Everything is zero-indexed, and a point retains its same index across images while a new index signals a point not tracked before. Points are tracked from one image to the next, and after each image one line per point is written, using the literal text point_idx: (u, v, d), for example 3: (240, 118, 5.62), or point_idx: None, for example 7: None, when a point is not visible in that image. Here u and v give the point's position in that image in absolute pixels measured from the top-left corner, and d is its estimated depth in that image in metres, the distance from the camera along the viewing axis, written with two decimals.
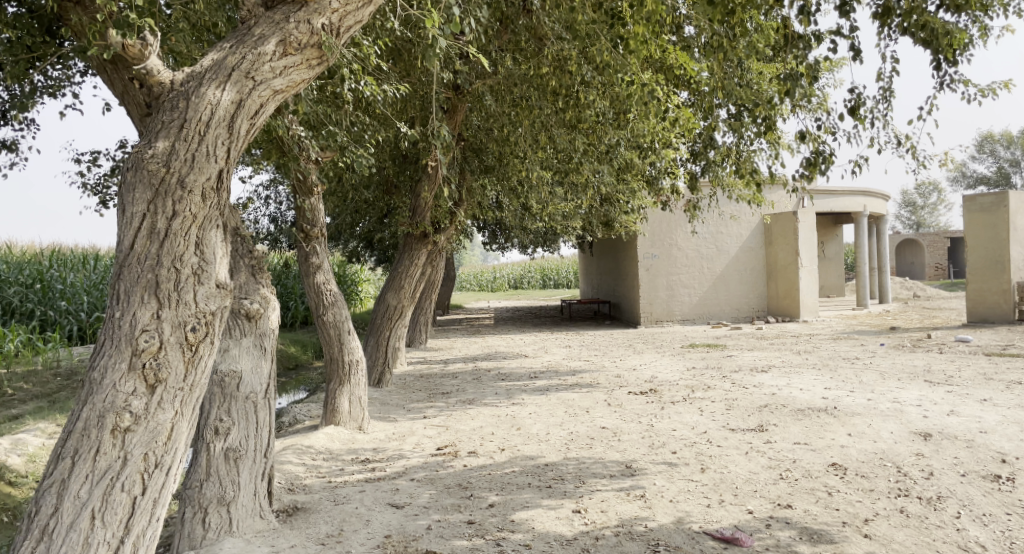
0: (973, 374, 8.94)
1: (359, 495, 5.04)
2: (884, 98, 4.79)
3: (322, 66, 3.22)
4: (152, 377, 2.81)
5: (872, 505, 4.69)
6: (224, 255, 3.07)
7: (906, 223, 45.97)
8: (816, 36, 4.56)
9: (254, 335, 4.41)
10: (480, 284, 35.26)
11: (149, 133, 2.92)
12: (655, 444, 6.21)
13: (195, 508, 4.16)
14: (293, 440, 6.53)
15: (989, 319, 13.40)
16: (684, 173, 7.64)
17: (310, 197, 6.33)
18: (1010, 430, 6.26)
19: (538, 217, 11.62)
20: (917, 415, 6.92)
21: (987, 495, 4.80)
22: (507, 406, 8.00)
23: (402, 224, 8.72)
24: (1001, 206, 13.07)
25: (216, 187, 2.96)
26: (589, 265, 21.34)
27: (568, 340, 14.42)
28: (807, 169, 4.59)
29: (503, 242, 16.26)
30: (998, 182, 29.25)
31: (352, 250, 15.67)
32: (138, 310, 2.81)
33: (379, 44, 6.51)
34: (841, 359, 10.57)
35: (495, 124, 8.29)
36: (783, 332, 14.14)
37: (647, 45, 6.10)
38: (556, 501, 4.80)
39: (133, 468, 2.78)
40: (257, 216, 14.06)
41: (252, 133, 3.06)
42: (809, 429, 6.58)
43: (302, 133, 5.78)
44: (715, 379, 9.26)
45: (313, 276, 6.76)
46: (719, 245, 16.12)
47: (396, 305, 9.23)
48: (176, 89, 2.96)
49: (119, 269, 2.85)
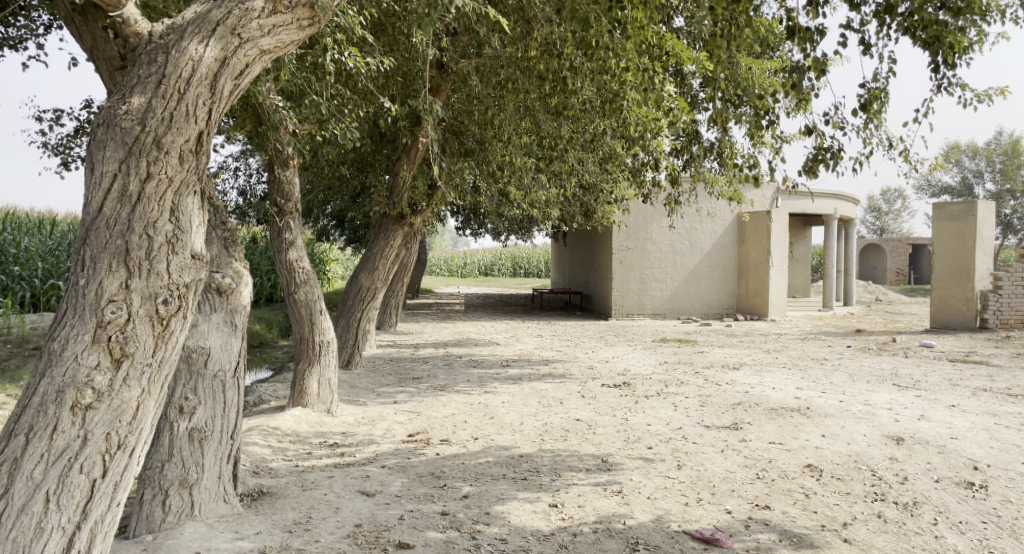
0: (939, 379, 9.03)
1: (328, 481, 4.86)
2: (880, 99, 4.59)
3: (312, 28, 3.04)
4: (118, 351, 2.59)
5: (850, 509, 4.65)
6: (201, 224, 2.85)
7: (870, 228, 46.72)
8: (819, 27, 4.37)
9: (225, 311, 4.19)
10: (450, 269, 35.19)
11: (123, 88, 2.68)
12: (630, 438, 6.11)
13: (155, 490, 3.91)
14: (258, 421, 6.30)
15: (951, 325, 13.61)
16: (667, 166, 7.52)
17: (286, 169, 6.10)
18: (981, 437, 6.30)
19: (516, 203, 11.46)
20: (888, 418, 6.94)
21: (961, 502, 4.79)
22: (480, 394, 7.84)
23: (379, 203, 8.47)
24: (970, 215, 13.20)
25: (195, 149, 2.74)
26: (562, 255, 21.26)
27: (540, 329, 14.30)
28: (810, 163, 4.49)
29: (476, 227, 16.06)
30: (961, 192, 29.77)
31: (322, 228, 15.35)
32: (105, 279, 2.59)
33: (364, 14, 6.24)
34: (811, 359, 10.62)
35: (478, 106, 8.10)
36: (753, 330, 14.23)
37: (644, 30, 5.92)
38: (532, 494, 4.68)
39: (93, 449, 2.56)
40: (226, 188, 13.64)
41: (235, 95, 2.86)
42: (783, 429, 6.55)
43: (280, 103, 5.51)
44: (687, 374, 9.22)
45: (286, 252, 6.52)
46: (693, 241, 16.13)
47: (369, 286, 8.99)
48: (154, 42, 2.73)
49: (85, 234, 2.61)
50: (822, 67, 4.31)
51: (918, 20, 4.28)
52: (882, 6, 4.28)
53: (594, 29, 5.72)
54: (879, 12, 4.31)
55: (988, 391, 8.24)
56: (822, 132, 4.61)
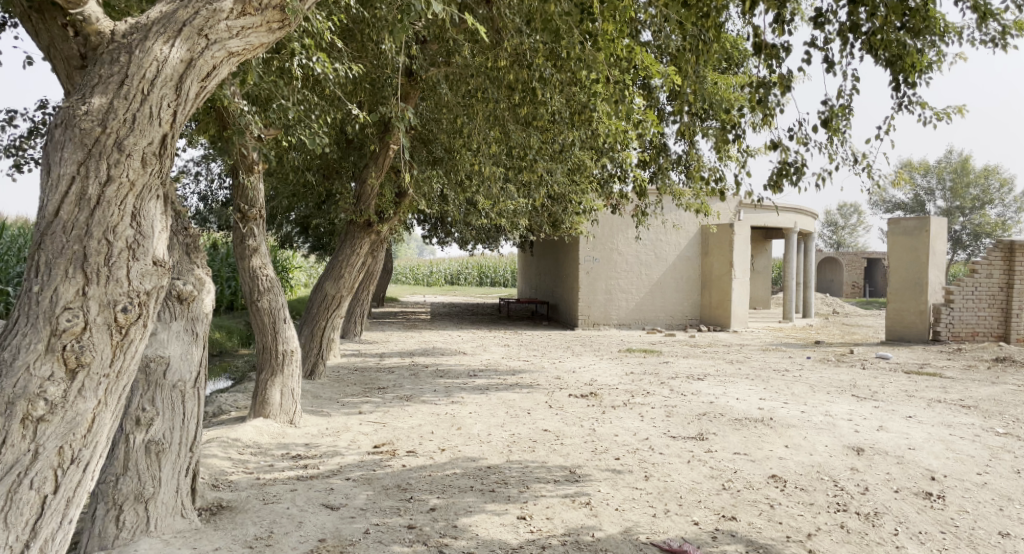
0: (896, 390, 9.21)
1: (291, 494, 4.74)
2: (846, 115, 4.67)
3: (281, 31, 2.99)
4: (74, 361, 2.47)
5: (814, 519, 4.69)
6: (163, 229, 2.75)
7: (828, 242, 47.70)
8: (784, 45, 4.41)
9: (185, 319, 4.09)
10: (415, 278, 35.19)
11: (82, 87, 2.58)
12: (598, 449, 6.10)
13: (108, 505, 3.78)
14: (218, 432, 6.15)
15: (906, 338, 13.93)
16: (635, 178, 7.54)
17: (251, 175, 5.95)
18: (937, 447, 6.43)
19: (483, 213, 11.43)
20: (849, 429, 7.04)
21: (921, 512, 4.87)
22: (446, 404, 7.76)
23: (346, 210, 8.36)
24: (922, 231, 13.55)
25: (158, 152, 2.65)
26: (528, 265, 21.28)
27: (506, 339, 14.26)
28: (775, 177, 4.53)
29: (443, 236, 15.96)
30: (914, 208, 30.61)
31: (286, 235, 15.13)
32: (60, 285, 2.47)
33: (333, 20, 6.16)
34: (773, 370, 10.75)
35: (447, 114, 8.04)
36: (716, 341, 14.37)
37: (614, 43, 5.94)
38: (500, 506, 4.63)
39: (45, 463, 2.44)
40: (186, 193, 13.37)
41: (201, 97, 2.78)
42: (747, 439, 6.59)
43: (246, 107, 5.40)
44: (653, 384, 9.26)
45: (249, 259, 6.39)
46: (658, 252, 16.28)
47: (334, 295, 8.87)
48: (117, 41, 2.63)
49: (39, 238, 2.50)
50: (787, 83, 4.36)
51: (881, 40, 4.33)
52: (846, 25, 4.33)
53: (565, 40, 5.71)
54: (843, 31, 4.35)
55: (943, 403, 8.42)
56: (787, 147, 4.67)
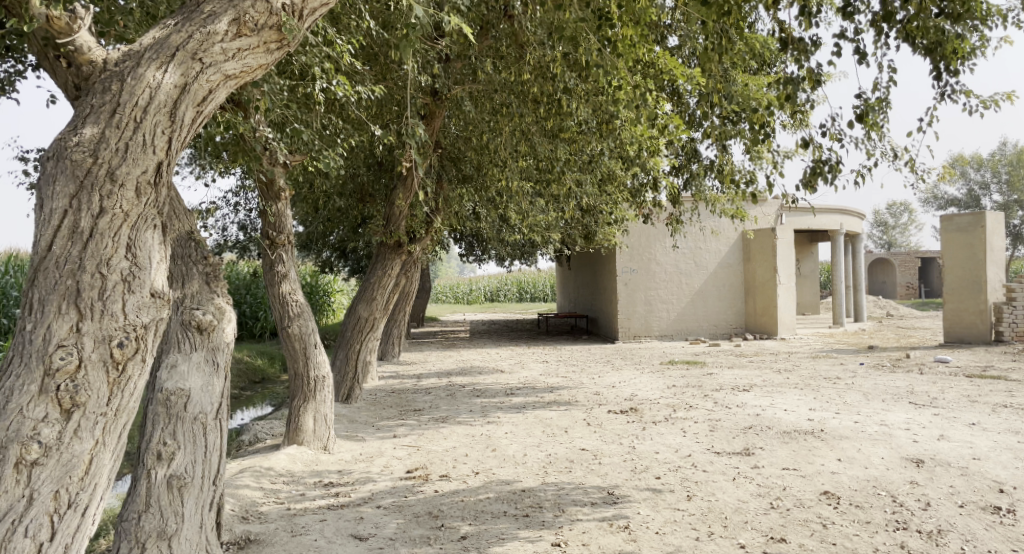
0: (957, 396, 8.74)
1: (320, 524, 4.64)
2: (881, 109, 4.39)
3: (281, 51, 2.90)
4: (68, 401, 2.39)
5: (871, 539, 4.39)
6: (162, 260, 2.69)
7: (877, 243, 46.39)
8: (813, 39, 4.16)
9: (206, 350, 4.01)
10: (456, 296, 35.31)
11: (74, 118, 2.52)
12: (637, 468, 5.87)
13: (132, 543, 3.70)
14: (252, 461, 6.10)
15: (966, 339, 13.28)
16: (668, 186, 7.26)
17: (277, 202, 5.92)
18: (1004, 457, 6.02)
19: (516, 228, 11.27)
20: (907, 439, 6.66)
21: (989, 529, 4.51)
22: (482, 425, 7.61)
23: (376, 233, 8.29)
24: (978, 227, 12.96)
25: (153, 180, 2.58)
26: (566, 279, 21.07)
27: (546, 355, 14.05)
28: (809, 177, 4.28)
29: (480, 253, 15.86)
30: (968, 204, 29.53)
31: (324, 260, 15.21)
32: (54, 323, 2.40)
33: (353, 42, 6.10)
34: (823, 379, 10.33)
35: (473, 132, 7.90)
36: (762, 350, 13.93)
37: (636, 48, 5.72)
38: (534, 533, 4.45)
39: (40, 509, 2.34)
40: (225, 224, 13.55)
41: (199, 122, 2.70)
42: (797, 453, 6.28)
43: (269, 134, 5.30)
44: (696, 397, 8.96)
45: (279, 286, 6.31)
46: (698, 261, 15.92)
47: (368, 317, 8.79)
48: (110, 69, 2.57)
49: (32, 274, 2.43)
50: (818, 78, 4.12)
51: (918, 26, 4.03)
52: (878, 14, 4.08)
53: (584, 46, 5.56)
54: (876, 20, 4.10)
55: (1009, 408, 7.95)
56: (820, 144, 4.44)
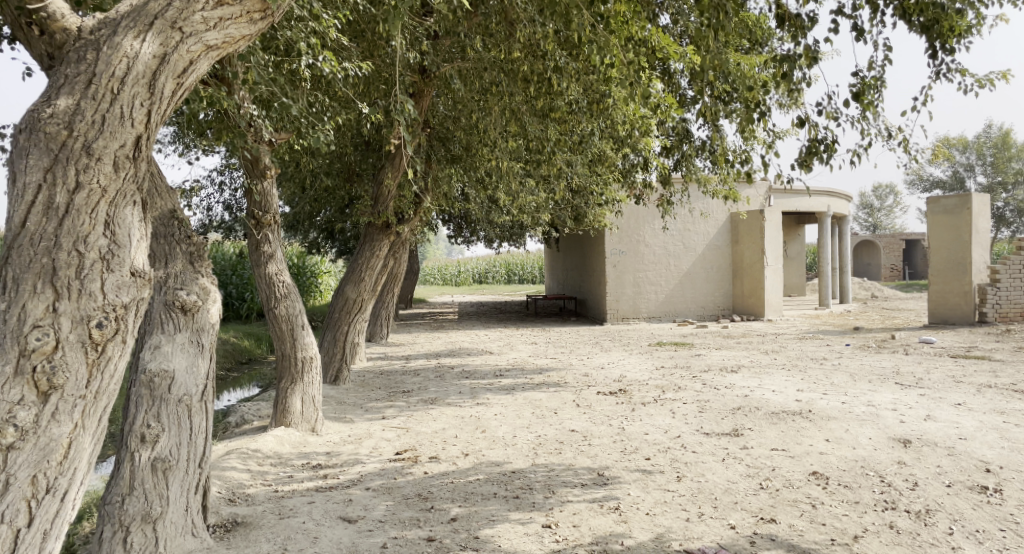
0: (942, 376, 8.79)
1: (308, 507, 4.59)
2: (876, 88, 4.35)
3: (265, 23, 2.82)
4: (45, 384, 2.32)
5: (860, 519, 4.40)
6: (142, 237, 2.61)
7: (863, 225, 46.63)
8: (810, 16, 4.09)
9: (191, 330, 3.92)
10: (443, 277, 35.19)
11: (48, 88, 2.41)
12: (627, 449, 5.86)
13: (115, 527, 3.62)
14: (239, 443, 6.03)
15: (950, 320, 13.37)
16: (660, 167, 7.19)
17: (262, 180, 5.69)
18: (990, 437, 6.05)
19: (505, 209, 11.19)
20: (894, 420, 6.68)
21: (977, 508, 4.53)
22: (471, 407, 7.57)
23: (364, 213, 8.17)
24: (964, 208, 12.96)
25: (132, 155, 2.49)
26: (555, 261, 21.01)
27: (534, 336, 14.02)
28: (804, 156, 4.24)
29: (468, 235, 15.75)
30: (953, 186, 29.65)
31: (311, 240, 15.07)
32: (29, 302, 2.31)
33: (339, 18, 5.96)
34: (810, 360, 10.37)
35: (462, 111, 7.76)
36: (749, 331, 13.97)
37: (628, 26, 5.62)
38: (524, 514, 4.42)
39: (17, 495, 2.27)
40: (210, 203, 13.36)
41: (179, 95, 2.61)
42: (785, 434, 6.29)
43: (253, 110, 5.17)
44: (685, 379, 8.96)
45: (265, 266, 6.19)
46: (687, 242, 15.91)
47: (356, 298, 8.72)
48: (85, 37, 2.46)
49: (5, 252, 2.33)
50: (815, 55, 4.04)
51: (915, 4, 3.98)
52: None
53: (575, 24, 5.44)
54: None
55: (994, 388, 7.99)
56: (815, 124, 4.39)
